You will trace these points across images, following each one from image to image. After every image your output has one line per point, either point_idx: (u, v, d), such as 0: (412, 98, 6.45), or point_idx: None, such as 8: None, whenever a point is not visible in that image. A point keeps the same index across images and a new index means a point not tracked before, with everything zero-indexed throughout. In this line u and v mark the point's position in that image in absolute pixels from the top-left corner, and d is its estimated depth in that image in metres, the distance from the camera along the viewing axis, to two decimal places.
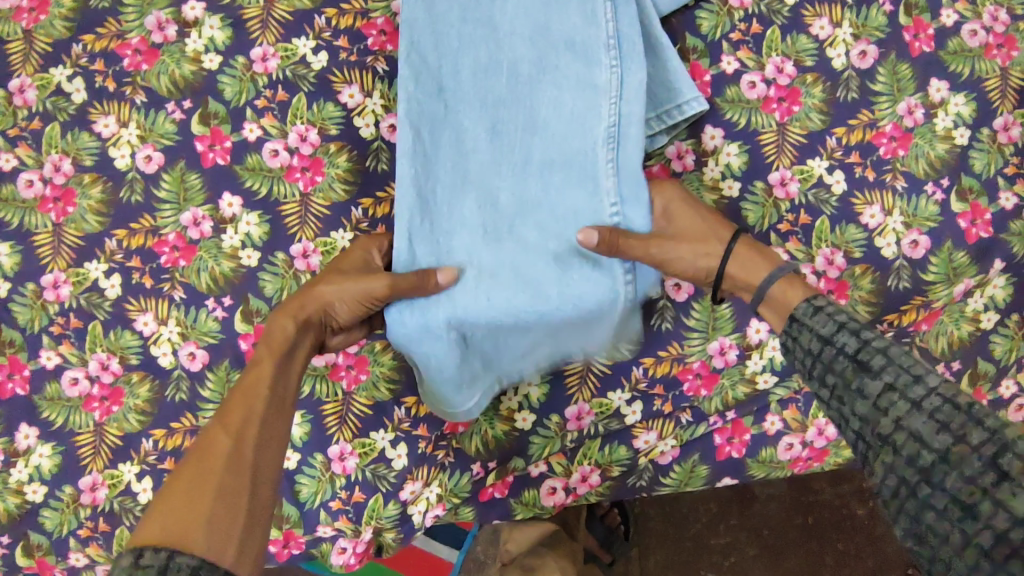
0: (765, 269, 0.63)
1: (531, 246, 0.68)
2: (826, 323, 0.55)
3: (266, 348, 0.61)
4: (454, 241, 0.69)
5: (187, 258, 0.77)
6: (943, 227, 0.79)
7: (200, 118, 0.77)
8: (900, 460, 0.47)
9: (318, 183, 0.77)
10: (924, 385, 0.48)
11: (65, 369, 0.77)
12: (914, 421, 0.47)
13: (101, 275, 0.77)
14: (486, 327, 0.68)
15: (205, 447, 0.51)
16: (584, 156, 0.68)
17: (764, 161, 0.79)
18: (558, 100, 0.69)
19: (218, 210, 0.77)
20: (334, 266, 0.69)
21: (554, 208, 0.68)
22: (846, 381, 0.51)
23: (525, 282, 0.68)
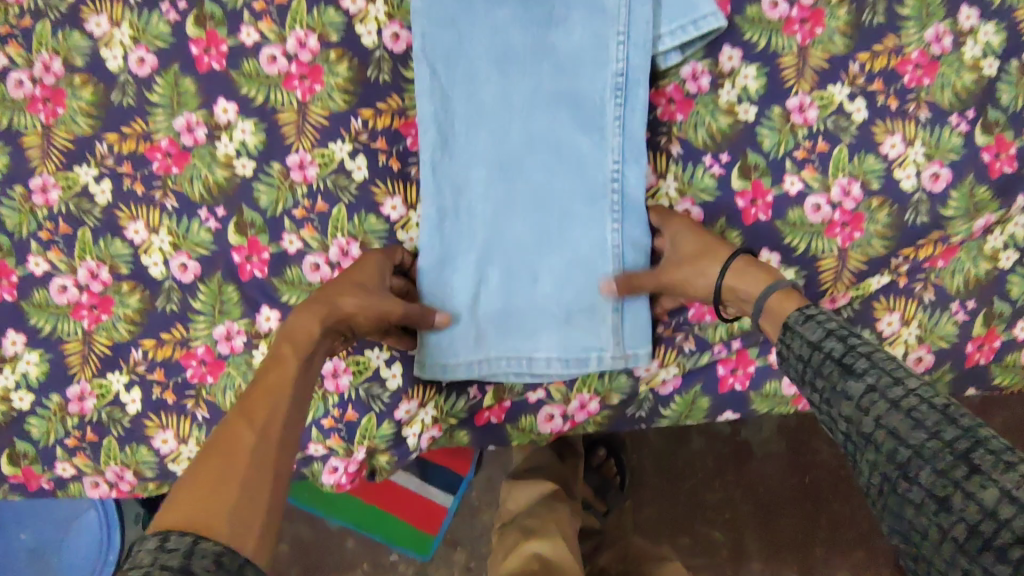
0: (761, 283, 0.64)
1: (539, 187, 0.72)
2: (815, 330, 0.58)
3: (288, 344, 0.60)
4: (469, 175, 0.72)
5: (180, 165, 0.74)
6: (965, 160, 0.75)
7: (195, 20, 0.73)
8: (881, 457, 0.51)
9: (317, 92, 0.73)
10: (903, 386, 0.52)
11: (54, 277, 0.75)
12: (892, 419, 0.51)
13: (91, 180, 0.75)
14: (502, 263, 0.73)
15: (229, 443, 0.50)
16: (593, 100, 0.71)
17: (782, 86, 0.75)
18: (569, 35, 0.71)
19: (212, 116, 0.74)
20: (352, 277, 0.68)
21: (559, 148, 0.72)
22: (834, 383, 0.55)
23: (532, 222, 0.72)
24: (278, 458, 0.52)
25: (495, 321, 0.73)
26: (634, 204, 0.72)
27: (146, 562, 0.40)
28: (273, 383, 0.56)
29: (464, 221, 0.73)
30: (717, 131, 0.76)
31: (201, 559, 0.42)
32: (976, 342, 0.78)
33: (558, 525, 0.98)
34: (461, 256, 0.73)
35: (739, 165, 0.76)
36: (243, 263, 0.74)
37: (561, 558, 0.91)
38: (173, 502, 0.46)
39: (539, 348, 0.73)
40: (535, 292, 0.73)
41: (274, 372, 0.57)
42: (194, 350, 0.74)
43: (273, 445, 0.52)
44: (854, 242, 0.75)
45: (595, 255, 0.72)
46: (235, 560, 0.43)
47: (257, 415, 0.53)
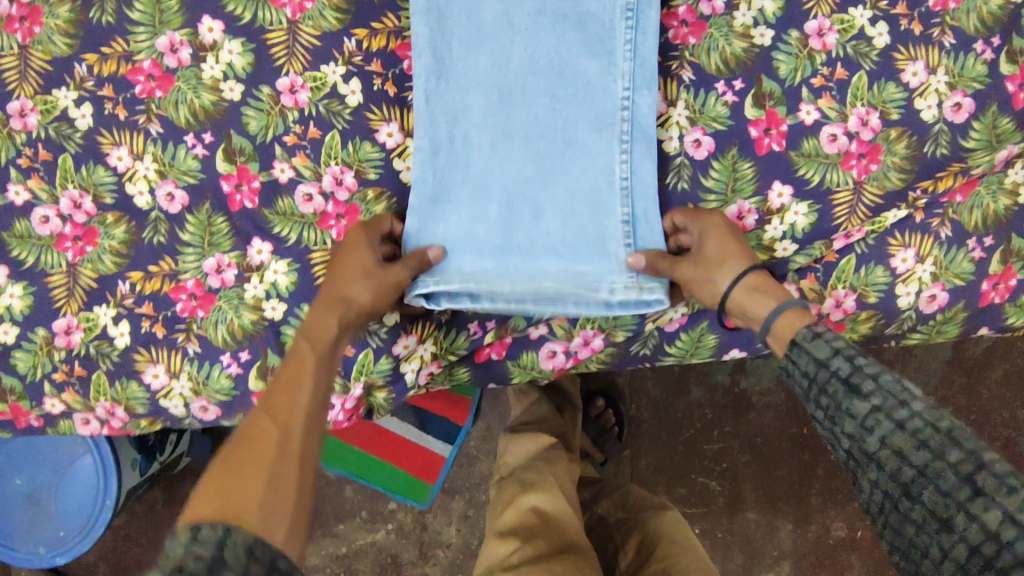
0: (771, 304, 0.62)
1: (540, 115, 0.69)
2: (823, 347, 0.56)
3: (306, 341, 0.60)
4: (468, 100, 0.69)
5: (164, 88, 0.71)
6: (989, 89, 0.72)
7: None
8: (884, 476, 0.52)
9: (307, 10, 0.71)
10: (908, 408, 0.51)
11: (35, 207, 0.71)
12: (896, 440, 0.51)
13: (70, 103, 0.71)
14: (501, 196, 0.69)
15: (252, 435, 0.52)
16: (600, 21, 0.68)
17: (801, 9, 0.72)
18: None
19: (197, 36, 0.71)
20: (350, 264, 0.65)
21: (563, 71, 0.69)
22: (838, 402, 0.55)
23: (534, 152, 0.69)
24: (303, 451, 0.53)
25: (497, 258, 0.69)
26: (644, 134, 0.69)
27: (178, 553, 0.41)
28: (294, 378, 0.57)
29: (462, 152, 0.69)
30: (731, 56, 0.72)
31: (233, 548, 0.43)
32: (993, 281, 0.74)
33: (553, 473, 0.98)
34: (455, 188, 0.69)
35: (754, 92, 0.72)
36: (233, 192, 0.71)
37: (558, 510, 0.91)
38: (200, 496, 0.47)
39: (541, 286, 0.69)
40: (537, 227, 0.69)
41: (294, 367, 0.58)
42: (184, 283, 0.70)
43: (297, 439, 0.53)
44: (870, 175, 0.72)
45: (601, 187, 0.68)
46: (265, 551, 0.44)
47: (280, 409, 0.54)
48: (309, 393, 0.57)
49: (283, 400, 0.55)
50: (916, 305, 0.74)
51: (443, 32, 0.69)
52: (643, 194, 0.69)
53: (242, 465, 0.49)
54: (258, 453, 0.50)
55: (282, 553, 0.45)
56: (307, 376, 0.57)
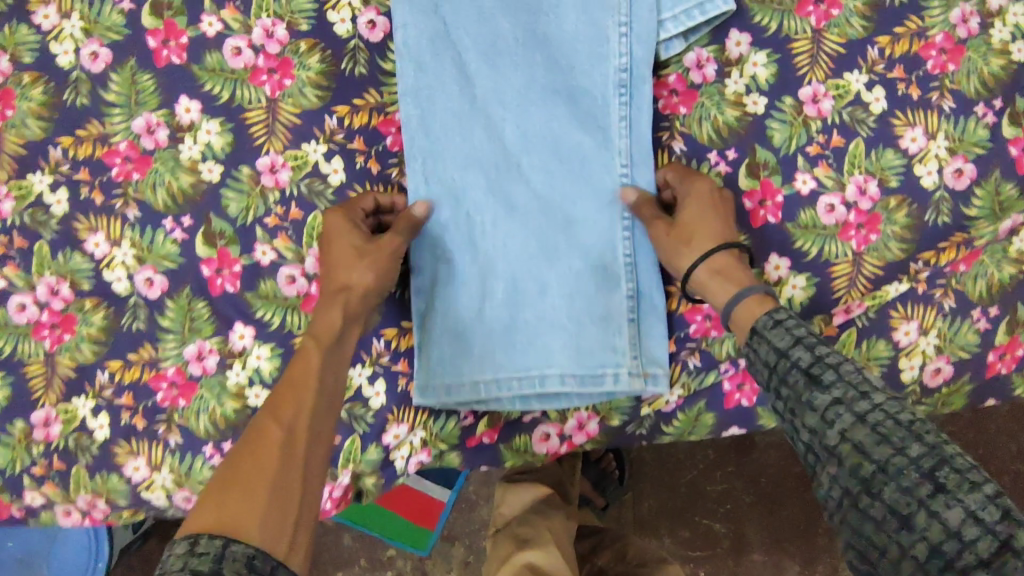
0: (734, 288, 0.62)
1: (539, 189, 0.68)
2: (783, 337, 0.56)
3: (313, 338, 0.62)
4: (464, 178, 0.68)
5: (142, 171, 0.69)
6: (992, 153, 0.70)
7: (152, 9, 0.68)
8: (844, 472, 0.50)
9: (286, 87, 0.69)
10: (869, 400, 0.51)
11: (11, 294, 0.69)
12: (858, 433, 0.50)
13: (46, 188, 0.69)
14: (506, 273, 0.69)
15: (257, 441, 0.54)
16: (594, 96, 0.68)
17: (795, 74, 0.70)
18: (560, 21, 0.67)
19: (173, 115, 0.69)
20: (342, 251, 0.64)
21: (559, 146, 0.68)
22: (798, 394, 0.53)
23: (535, 228, 0.69)
24: (305, 456, 0.55)
25: (502, 336, 0.69)
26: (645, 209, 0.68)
27: (178, 567, 0.44)
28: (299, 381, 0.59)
29: (462, 231, 0.69)
30: (724, 124, 0.70)
31: (232, 562, 0.45)
32: (998, 352, 0.72)
33: (548, 526, 0.96)
34: (457, 268, 0.69)
35: (748, 162, 0.70)
36: (213, 276, 0.69)
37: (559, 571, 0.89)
38: (203, 507, 0.49)
39: (549, 364, 0.68)
40: (543, 304, 0.69)
41: (300, 368, 0.60)
42: (165, 372, 0.68)
43: (301, 444, 0.55)
44: (870, 245, 0.70)
45: (605, 263, 0.68)
46: (266, 563, 0.47)
47: (285, 414, 0.56)
48: (314, 395, 0.59)
49: (288, 403, 0.57)
50: (920, 378, 0.71)
51: (430, 111, 0.68)
52: (647, 270, 0.69)
53: (246, 473, 0.52)
54: (261, 462, 0.53)
55: (282, 566, 0.48)
56: (312, 377, 0.59)
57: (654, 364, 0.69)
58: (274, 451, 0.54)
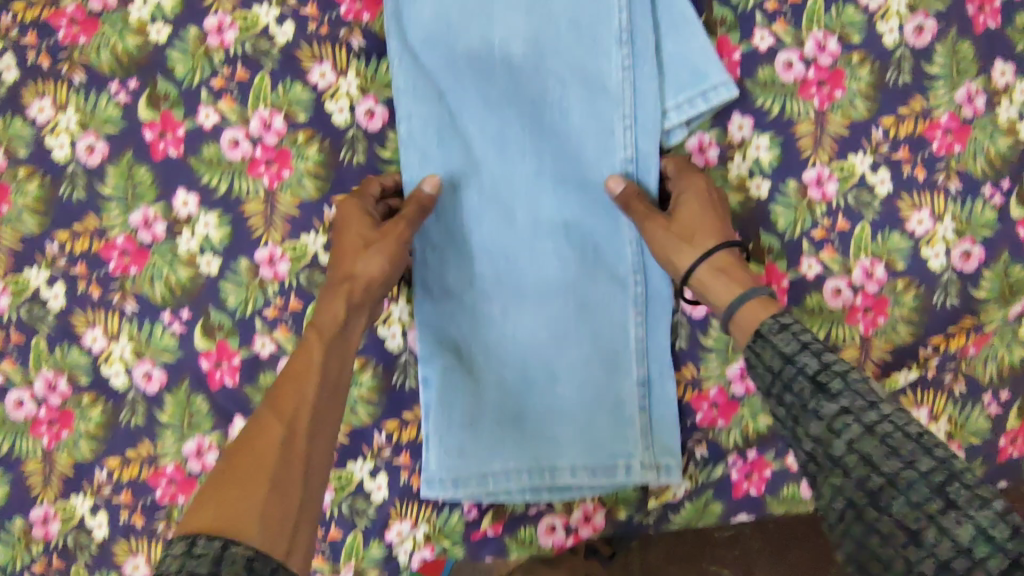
0: (736, 290, 0.59)
1: (549, 275, 0.68)
2: (790, 341, 0.52)
3: (315, 327, 0.60)
4: (474, 265, 0.68)
5: (139, 264, 0.68)
6: (999, 235, 0.70)
7: (148, 101, 0.67)
8: (850, 483, 0.47)
9: (285, 178, 0.68)
10: (878, 410, 0.48)
11: (9, 390, 0.69)
12: (866, 445, 0.47)
13: (42, 283, 0.68)
14: (516, 361, 0.68)
15: (256, 436, 0.53)
16: (605, 183, 0.67)
17: (798, 157, 0.70)
18: (568, 106, 0.66)
19: (171, 209, 0.68)
20: (348, 238, 0.63)
21: (570, 233, 0.68)
22: (804, 401, 0.50)
23: (546, 315, 0.68)
24: (306, 450, 0.54)
25: (512, 424, 0.68)
26: (657, 298, 0.68)
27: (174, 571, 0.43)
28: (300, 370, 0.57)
29: (472, 319, 0.69)
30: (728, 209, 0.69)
31: (231, 564, 0.44)
32: (1010, 436, 0.71)
33: None
34: (467, 353, 0.69)
35: (752, 247, 0.70)
36: (212, 370, 0.68)
37: None
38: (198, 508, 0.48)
39: (560, 454, 0.68)
40: (554, 390, 0.68)
41: (301, 358, 0.58)
42: (163, 468, 0.68)
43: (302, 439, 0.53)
44: (877, 329, 0.69)
45: (618, 349, 0.68)
46: (264, 564, 0.46)
47: (285, 407, 0.54)
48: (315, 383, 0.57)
49: (290, 394, 0.56)
50: None
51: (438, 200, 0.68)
52: (659, 358, 0.69)
53: (244, 471, 0.50)
54: (259, 458, 0.51)
55: (282, 567, 0.47)
56: (313, 368, 0.57)
57: (666, 453, 0.68)
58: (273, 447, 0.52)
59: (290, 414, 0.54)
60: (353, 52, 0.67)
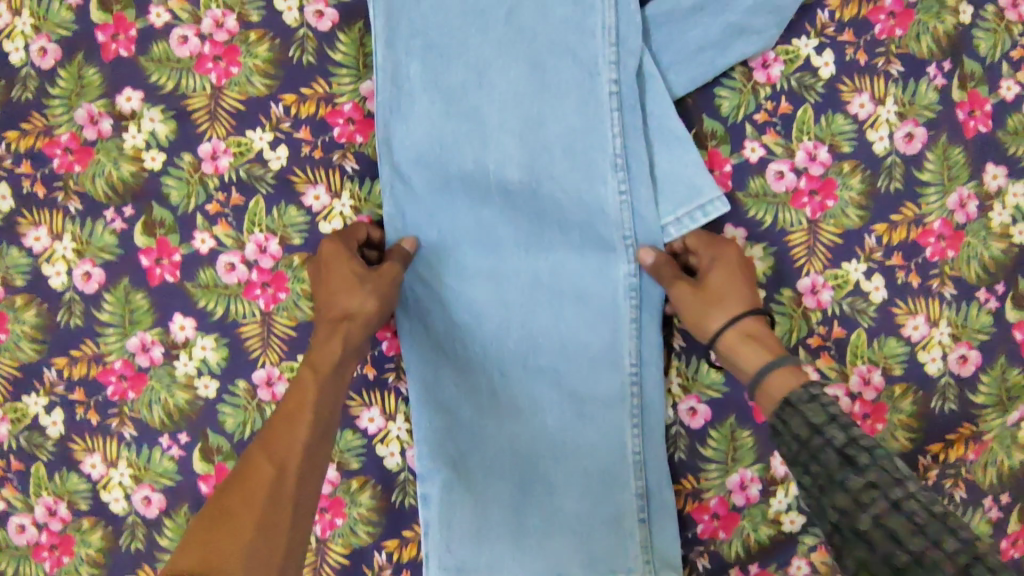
0: (764, 357, 0.60)
1: (545, 388, 0.67)
2: (818, 412, 0.55)
3: (310, 368, 0.60)
4: (470, 380, 0.68)
5: (136, 389, 0.68)
6: (995, 339, 0.70)
7: (144, 228, 0.67)
8: (874, 558, 0.47)
9: (281, 300, 0.67)
10: (905, 487, 0.49)
11: (10, 515, 0.69)
12: (892, 520, 0.47)
13: (41, 410, 0.68)
14: (514, 475, 0.68)
15: (248, 476, 0.54)
16: (601, 297, 0.66)
17: (792, 266, 0.70)
18: (562, 222, 0.66)
19: (168, 333, 0.67)
20: (338, 276, 0.62)
21: (566, 346, 0.67)
22: (829, 472, 0.52)
23: (543, 428, 0.67)
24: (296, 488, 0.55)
25: (512, 538, 0.68)
26: (654, 410, 0.67)
27: None
28: (292, 410, 0.58)
29: (470, 433, 0.68)
30: None
31: None
32: (1012, 538, 0.71)
33: None
34: (465, 468, 0.68)
35: None
36: (211, 493, 0.67)
37: None
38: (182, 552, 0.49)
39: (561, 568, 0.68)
40: (553, 503, 0.68)
41: (295, 397, 0.59)
42: None
43: (291, 481, 0.55)
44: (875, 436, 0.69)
45: (616, 463, 0.67)
46: None
47: (276, 448, 0.56)
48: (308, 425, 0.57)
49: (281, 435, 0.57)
50: None
51: (433, 317, 0.68)
52: (658, 469, 0.67)
53: (233, 511, 0.51)
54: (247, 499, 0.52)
55: None
56: (306, 408, 0.58)
57: (666, 566, 0.68)
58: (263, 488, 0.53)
59: (281, 454, 0.55)
60: (347, 174, 0.68)
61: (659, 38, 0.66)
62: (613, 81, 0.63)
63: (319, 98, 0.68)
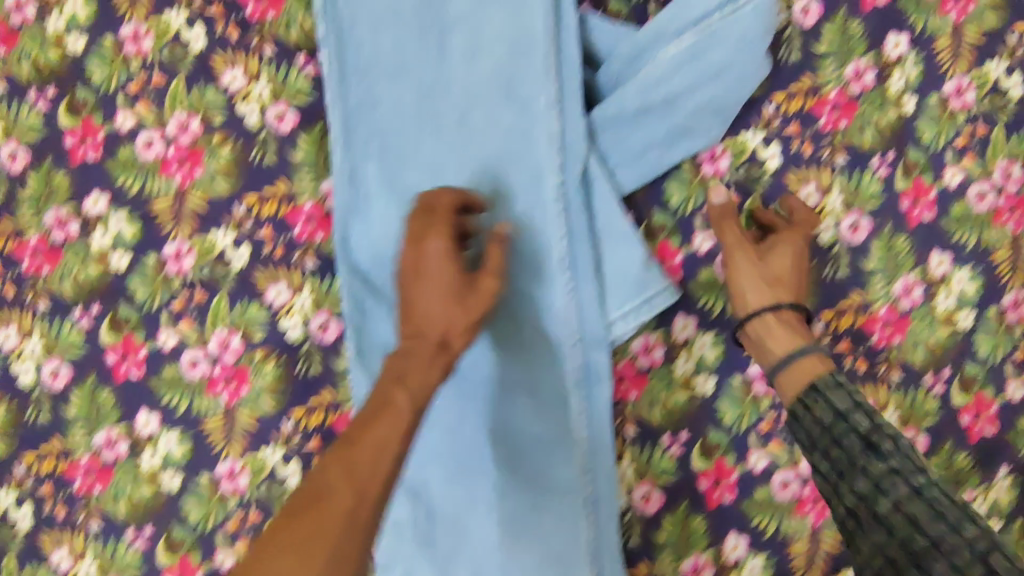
0: (798, 344, 0.66)
1: (500, 478, 0.69)
2: (844, 399, 0.61)
3: (402, 385, 0.53)
4: (426, 471, 0.70)
5: (103, 482, 0.70)
6: (942, 423, 0.72)
7: (110, 326, 0.69)
8: (892, 540, 0.54)
9: (243, 394, 0.69)
10: (925, 475, 0.55)
11: None
12: (912, 506, 0.54)
13: (10, 504, 0.70)
14: (471, 565, 0.69)
15: (325, 495, 0.47)
16: (552, 389, 0.68)
17: (742, 353, 0.71)
18: (512, 318, 0.68)
19: (133, 429, 0.69)
20: (441, 291, 0.56)
21: (519, 437, 0.69)
22: (852, 458, 0.58)
23: (498, 519, 0.69)
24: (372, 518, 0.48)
25: None
26: (607, 498, 0.68)
27: None
28: (381, 436, 0.50)
29: (428, 523, 0.70)
30: (675, 407, 0.71)
31: None
32: None
33: None
34: (424, 558, 0.70)
35: (700, 443, 0.71)
36: None
37: None
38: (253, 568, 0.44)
39: None
40: None
41: (383, 421, 0.51)
42: None
43: (370, 511, 0.48)
44: (825, 519, 0.71)
45: (570, 550, 0.68)
46: None
47: (360, 470, 0.48)
48: (394, 455, 0.50)
49: (365, 454, 0.49)
50: None
51: None
52: (611, 555, 0.69)
53: (304, 535, 0.45)
54: (322, 526, 0.45)
55: None
56: (397, 432, 0.50)
57: None
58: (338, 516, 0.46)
59: (366, 484, 0.48)
60: (307, 272, 0.70)
61: (605, 138, 0.67)
62: (557, 187, 0.65)
63: (280, 197, 0.70)
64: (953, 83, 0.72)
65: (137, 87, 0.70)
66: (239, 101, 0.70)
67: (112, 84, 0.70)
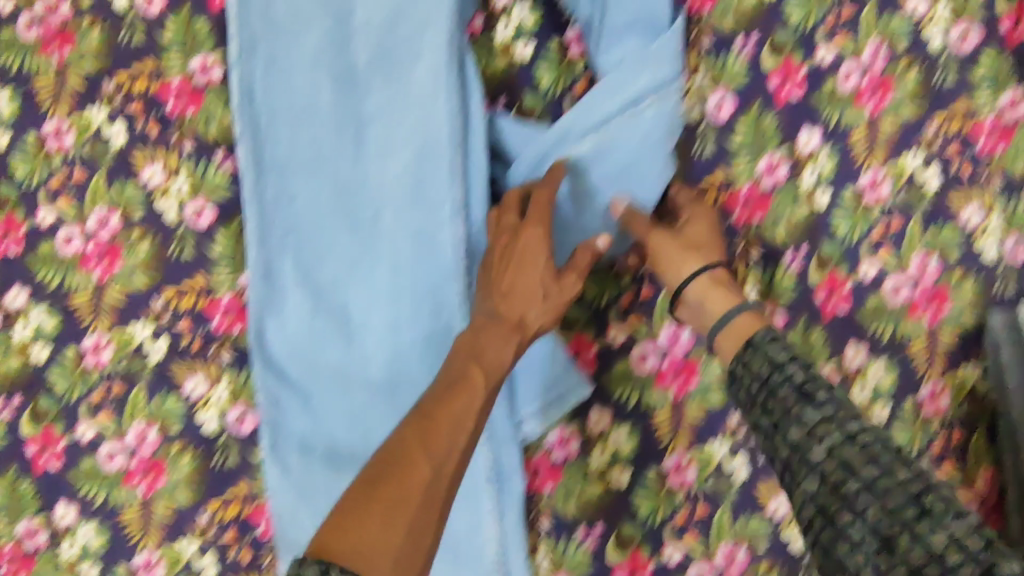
0: (734, 301, 0.63)
1: None
2: (780, 352, 0.58)
3: (479, 364, 0.56)
4: None
5: (26, 569, 0.71)
6: None
7: (31, 418, 0.71)
8: (825, 486, 0.51)
9: (159, 486, 0.71)
10: (859, 423, 0.53)
11: None
12: (846, 451, 0.51)
13: None
14: None
15: (405, 462, 0.50)
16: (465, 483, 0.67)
17: (657, 445, 0.72)
18: None
19: (52, 520, 0.71)
20: (533, 271, 0.58)
21: None
22: (788, 407, 0.55)
23: None
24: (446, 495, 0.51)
25: None
26: None
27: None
28: (459, 413, 0.53)
29: None
30: (590, 499, 0.72)
31: None
32: None
33: None
34: None
35: (615, 536, 0.72)
36: None
37: None
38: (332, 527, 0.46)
39: None
40: None
41: (460, 400, 0.54)
42: None
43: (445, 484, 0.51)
44: None
45: None
46: None
47: (438, 442, 0.51)
48: (469, 432, 0.53)
49: (444, 427, 0.52)
50: None
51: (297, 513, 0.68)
52: None
53: (386, 497, 0.48)
54: (405, 490, 0.48)
55: None
56: (474, 413, 0.54)
57: None
58: (419, 488, 0.49)
59: (445, 457, 0.51)
60: (224, 365, 0.71)
61: None
62: None
63: (198, 291, 0.71)
64: (868, 176, 0.72)
65: (59, 182, 0.71)
66: (158, 197, 0.71)
67: (35, 179, 0.71)
